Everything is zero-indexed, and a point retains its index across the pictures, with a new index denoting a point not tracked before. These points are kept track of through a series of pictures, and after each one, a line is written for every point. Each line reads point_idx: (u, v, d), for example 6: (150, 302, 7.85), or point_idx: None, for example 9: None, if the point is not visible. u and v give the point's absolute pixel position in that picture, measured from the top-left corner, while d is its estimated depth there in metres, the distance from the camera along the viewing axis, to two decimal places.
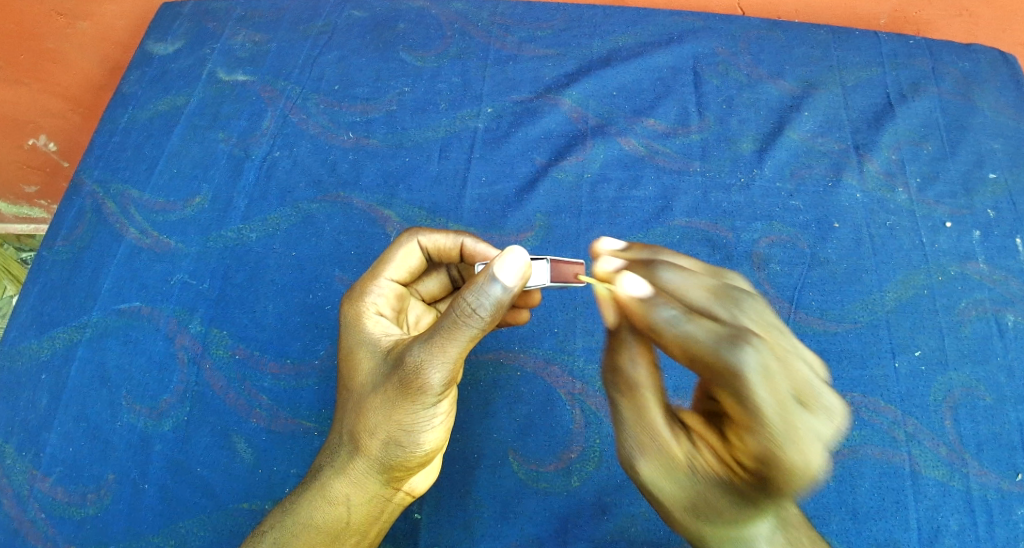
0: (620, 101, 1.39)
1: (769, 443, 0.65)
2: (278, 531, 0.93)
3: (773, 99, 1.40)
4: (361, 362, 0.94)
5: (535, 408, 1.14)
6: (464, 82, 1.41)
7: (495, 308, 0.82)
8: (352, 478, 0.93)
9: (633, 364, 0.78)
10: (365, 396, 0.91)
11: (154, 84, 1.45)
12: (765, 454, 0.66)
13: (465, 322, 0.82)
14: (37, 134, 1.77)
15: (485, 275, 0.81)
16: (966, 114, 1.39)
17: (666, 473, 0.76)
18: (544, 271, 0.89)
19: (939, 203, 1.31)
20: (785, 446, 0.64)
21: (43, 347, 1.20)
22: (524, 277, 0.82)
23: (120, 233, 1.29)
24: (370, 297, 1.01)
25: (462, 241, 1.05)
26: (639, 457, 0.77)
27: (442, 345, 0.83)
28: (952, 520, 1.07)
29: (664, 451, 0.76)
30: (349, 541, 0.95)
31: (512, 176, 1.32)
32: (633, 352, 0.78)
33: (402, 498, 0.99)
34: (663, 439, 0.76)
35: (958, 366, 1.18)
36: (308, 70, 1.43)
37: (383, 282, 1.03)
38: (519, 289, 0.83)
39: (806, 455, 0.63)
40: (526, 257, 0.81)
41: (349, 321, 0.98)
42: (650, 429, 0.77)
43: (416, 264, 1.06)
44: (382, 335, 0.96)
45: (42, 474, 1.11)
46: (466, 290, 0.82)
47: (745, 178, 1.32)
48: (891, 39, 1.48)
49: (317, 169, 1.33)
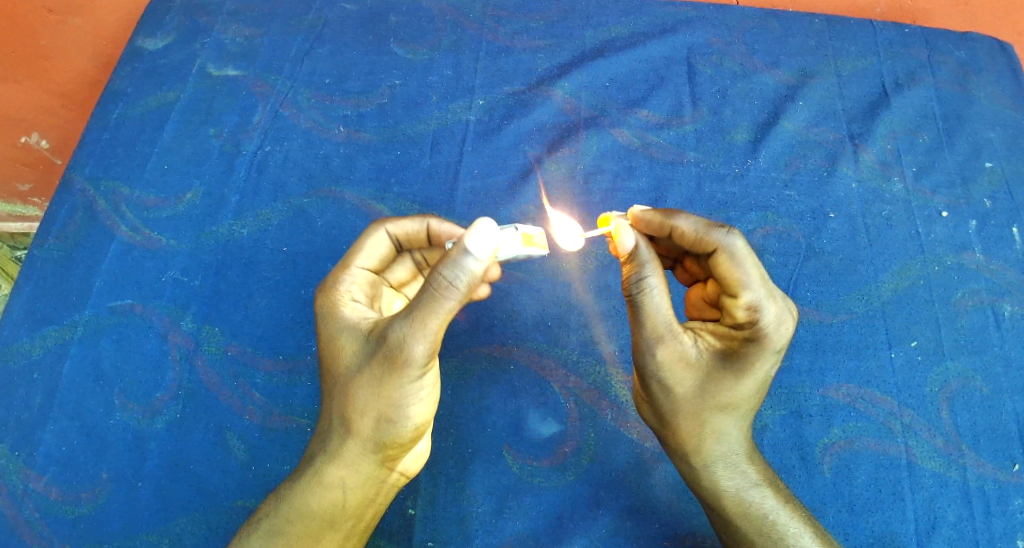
0: (614, 92, 1.38)
1: (758, 298, 0.89)
2: (274, 517, 0.93)
3: (768, 89, 1.39)
4: (344, 346, 0.93)
5: (530, 402, 1.14)
6: (457, 75, 1.39)
7: (472, 281, 0.84)
8: (346, 461, 0.93)
9: (648, 277, 0.87)
10: (350, 377, 0.91)
11: (143, 77, 1.42)
12: (755, 308, 0.89)
13: (444, 294, 0.84)
14: (31, 131, 1.65)
15: (457, 249, 0.83)
16: (962, 104, 1.38)
17: (678, 361, 0.91)
18: (514, 241, 0.92)
19: (935, 193, 1.31)
20: (770, 301, 0.89)
21: (35, 346, 1.19)
22: (494, 250, 0.84)
23: (112, 231, 1.28)
24: (344, 286, 0.99)
25: (428, 223, 1.04)
26: (657, 347, 0.90)
27: (422, 319, 0.85)
28: (948, 511, 1.07)
29: (676, 341, 0.91)
30: (345, 525, 0.95)
31: (505, 168, 1.31)
32: (652, 265, 0.88)
33: (397, 479, 0.99)
34: (675, 330, 0.91)
35: (955, 356, 1.18)
36: (299, 63, 1.41)
37: (355, 270, 1.01)
38: (491, 262, 0.86)
39: (777, 304, 0.90)
40: (495, 228, 0.84)
41: (325, 311, 0.97)
42: (665, 323, 0.89)
43: (385, 251, 1.04)
44: (360, 319, 0.95)
45: (36, 474, 1.11)
46: (441, 265, 0.84)
47: (740, 169, 1.31)
48: (886, 28, 1.46)
49: (309, 164, 1.32)
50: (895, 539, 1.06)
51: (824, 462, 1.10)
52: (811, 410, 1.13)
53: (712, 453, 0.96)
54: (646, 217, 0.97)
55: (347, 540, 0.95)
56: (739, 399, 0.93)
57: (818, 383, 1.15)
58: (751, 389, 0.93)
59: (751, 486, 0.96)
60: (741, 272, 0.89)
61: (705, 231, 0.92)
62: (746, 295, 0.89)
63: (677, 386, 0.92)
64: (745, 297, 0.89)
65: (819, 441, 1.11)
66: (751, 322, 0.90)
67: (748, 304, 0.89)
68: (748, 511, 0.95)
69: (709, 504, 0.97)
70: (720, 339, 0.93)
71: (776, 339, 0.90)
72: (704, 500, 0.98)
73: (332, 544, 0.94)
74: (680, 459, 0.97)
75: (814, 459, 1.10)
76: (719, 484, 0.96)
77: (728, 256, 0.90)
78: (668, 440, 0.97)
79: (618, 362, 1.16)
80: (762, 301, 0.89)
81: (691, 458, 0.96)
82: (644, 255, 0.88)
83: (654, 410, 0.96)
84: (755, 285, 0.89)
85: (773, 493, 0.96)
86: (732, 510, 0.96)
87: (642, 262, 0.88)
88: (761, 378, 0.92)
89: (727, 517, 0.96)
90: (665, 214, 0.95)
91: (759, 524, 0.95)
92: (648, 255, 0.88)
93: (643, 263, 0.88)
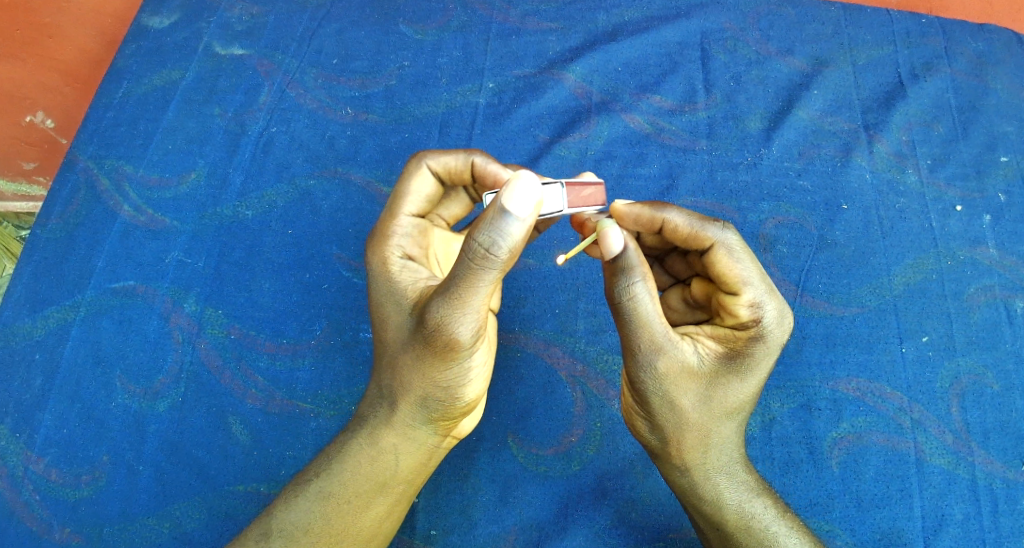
0: (626, 76, 1.36)
1: (758, 294, 0.89)
2: (325, 479, 0.91)
3: (783, 77, 1.36)
4: (392, 315, 0.90)
5: (535, 390, 1.12)
6: (466, 56, 1.37)
7: (514, 246, 0.76)
8: (399, 428, 0.92)
9: (637, 283, 0.83)
10: (402, 348, 0.88)
11: (145, 53, 1.38)
12: (756, 307, 0.89)
13: (484, 265, 0.76)
14: (35, 110, 1.58)
15: (495, 210, 0.75)
16: (980, 96, 1.35)
17: (678, 372, 0.87)
18: (560, 195, 0.89)
19: (950, 186, 1.28)
20: (770, 297, 0.89)
21: (36, 327, 1.17)
22: (537, 205, 0.75)
23: (114, 211, 1.26)
24: (394, 240, 0.94)
25: (473, 160, 0.98)
26: (657, 357, 0.87)
27: (464, 296, 0.79)
28: (956, 509, 1.06)
29: (676, 349, 0.87)
30: (398, 490, 0.93)
31: (515, 152, 1.29)
32: (642, 270, 0.84)
33: (450, 442, 0.98)
34: (674, 336, 0.87)
35: (966, 352, 1.16)
36: (305, 42, 1.38)
37: (403, 220, 0.96)
38: (534, 221, 0.76)
39: (777, 301, 0.89)
40: (537, 183, 0.73)
41: (376, 270, 0.92)
42: (662, 330, 0.86)
43: (431, 191, 0.98)
44: (412, 284, 0.90)
45: (36, 456, 1.10)
46: (477, 231, 0.75)
47: (753, 157, 1.29)
48: (903, 16, 1.42)
49: (315, 144, 1.30)
50: (902, 536, 1.05)
51: (832, 457, 1.09)
52: (820, 404, 1.12)
53: (709, 467, 0.93)
54: (633, 212, 0.97)
55: (397, 505, 0.94)
56: (742, 404, 0.91)
57: (827, 376, 1.13)
58: (753, 393, 0.90)
59: (752, 498, 0.94)
60: (741, 267, 0.89)
61: (699, 226, 0.92)
62: (748, 292, 0.89)
63: (679, 398, 0.88)
64: (747, 294, 0.89)
65: (828, 435, 1.10)
66: (755, 321, 0.89)
67: (750, 301, 0.89)
68: (750, 524, 0.93)
69: (709, 519, 0.95)
70: (721, 342, 0.90)
71: (778, 339, 0.90)
72: (704, 516, 0.95)
73: (382, 509, 0.92)
74: (679, 475, 0.94)
75: (822, 453, 1.09)
76: (720, 497, 0.94)
77: (725, 251, 0.91)
78: (667, 455, 0.93)
79: None
80: (764, 297, 0.89)
81: (691, 473, 0.93)
82: (632, 259, 0.83)
83: (652, 426, 0.92)
84: (755, 281, 0.89)
85: (772, 504, 0.95)
86: (734, 524, 0.94)
87: (630, 269, 0.83)
88: (759, 382, 0.90)
89: (729, 532, 0.94)
90: (654, 207, 0.95)
91: (761, 537, 0.93)
92: (637, 259, 0.83)
93: (631, 268, 0.83)
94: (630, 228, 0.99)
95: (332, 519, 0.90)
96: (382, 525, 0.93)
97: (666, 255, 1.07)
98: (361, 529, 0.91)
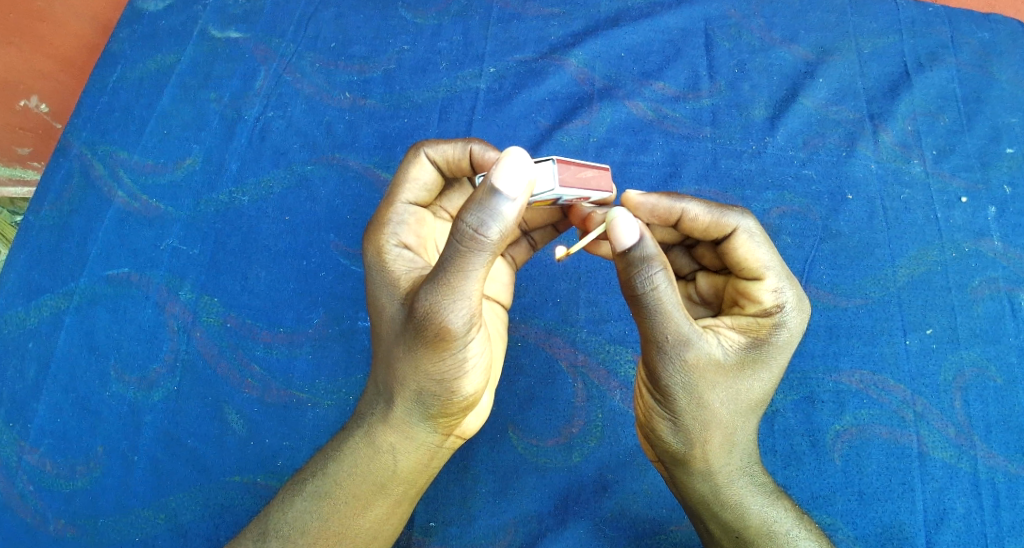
0: (628, 63, 1.33)
1: (781, 276, 0.89)
2: (321, 479, 0.90)
3: (787, 65, 1.34)
4: (385, 305, 0.87)
5: (535, 380, 1.11)
6: (466, 42, 1.34)
7: (505, 228, 0.74)
8: (395, 425, 0.89)
9: (657, 272, 0.78)
10: (394, 341, 0.85)
11: (141, 38, 1.36)
12: (779, 293, 0.88)
13: (474, 247, 0.74)
14: (29, 95, 1.52)
15: (484, 189, 0.73)
16: (985, 87, 1.33)
17: (707, 366, 0.83)
18: (551, 174, 0.83)
19: (954, 177, 1.27)
20: (790, 279, 0.89)
21: (29, 316, 1.16)
22: (528, 185, 0.73)
23: (109, 197, 1.24)
24: (390, 229, 0.92)
25: (471, 148, 0.95)
26: (685, 350, 0.82)
27: (453, 282, 0.76)
28: (958, 504, 1.06)
29: (703, 341, 0.83)
30: (397, 491, 0.91)
31: (516, 139, 1.28)
32: (660, 259, 0.79)
33: (454, 441, 0.95)
34: (699, 329, 0.83)
35: (969, 346, 1.15)
36: (302, 26, 1.35)
37: (401, 207, 0.94)
38: (526, 200, 0.74)
39: (796, 287, 0.89)
40: (527, 159, 0.72)
41: (371, 260, 0.90)
42: (687, 323, 0.82)
43: (430, 180, 0.96)
44: (405, 272, 0.88)
45: (30, 446, 1.09)
46: (466, 212, 0.73)
47: (756, 146, 1.27)
48: (909, 5, 1.39)
49: (313, 130, 1.28)
50: (903, 530, 1.04)
51: (835, 449, 1.08)
52: (823, 395, 1.11)
53: (731, 465, 0.90)
54: (648, 202, 0.92)
55: (398, 506, 0.92)
56: (762, 397, 0.88)
57: (831, 368, 1.12)
58: (773, 383, 0.88)
59: (770, 503, 0.92)
60: (761, 253, 0.90)
61: (719, 214, 0.91)
62: (770, 278, 0.89)
63: (706, 393, 0.84)
64: (769, 279, 0.89)
65: (831, 427, 1.09)
66: (778, 307, 0.88)
67: (773, 287, 0.89)
68: (772, 530, 0.91)
69: (728, 526, 0.92)
70: (745, 332, 0.87)
71: (799, 326, 0.88)
72: (721, 522, 0.92)
73: (380, 512, 0.90)
74: (700, 479, 0.90)
75: (825, 446, 1.08)
76: (741, 500, 0.91)
77: (745, 236, 0.91)
78: (688, 459, 0.89)
79: (627, 342, 1.13)
80: (786, 283, 0.89)
81: (713, 475, 0.90)
82: (649, 249, 0.79)
83: (676, 428, 0.87)
84: (775, 267, 0.89)
85: (790, 507, 0.94)
86: (756, 530, 0.91)
87: (649, 258, 0.78)
88: (780, 372, 0.88)
89: (750, 539, 0.91)
90: (671, 197, 0.92)
91: (782, 544, 0.91)
92: (653, 248, 0.79)
93: (649, 259, 0.78)
94: (641, 220, 0.95)
95: (329, 521, 0.88)
96: (383, 527, 0.91)
97: (666, 251, 1.06)
98: (360, 531, 0.89)
